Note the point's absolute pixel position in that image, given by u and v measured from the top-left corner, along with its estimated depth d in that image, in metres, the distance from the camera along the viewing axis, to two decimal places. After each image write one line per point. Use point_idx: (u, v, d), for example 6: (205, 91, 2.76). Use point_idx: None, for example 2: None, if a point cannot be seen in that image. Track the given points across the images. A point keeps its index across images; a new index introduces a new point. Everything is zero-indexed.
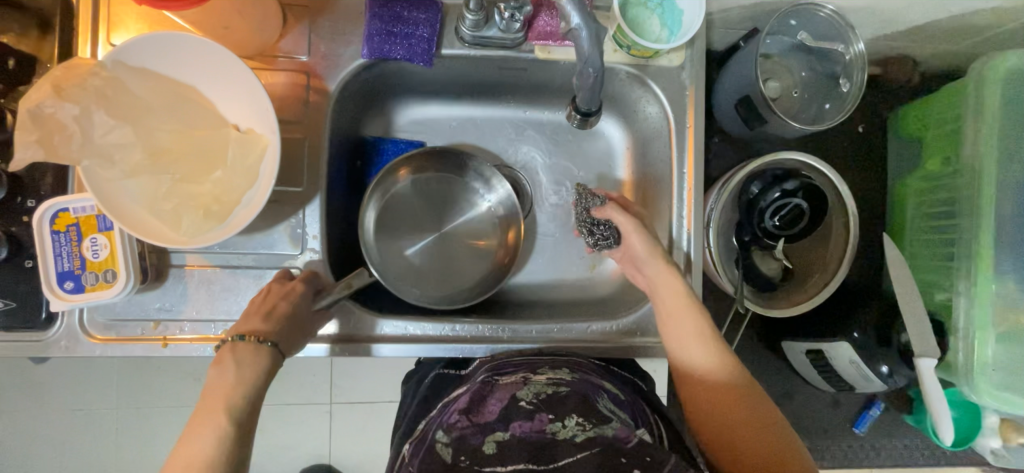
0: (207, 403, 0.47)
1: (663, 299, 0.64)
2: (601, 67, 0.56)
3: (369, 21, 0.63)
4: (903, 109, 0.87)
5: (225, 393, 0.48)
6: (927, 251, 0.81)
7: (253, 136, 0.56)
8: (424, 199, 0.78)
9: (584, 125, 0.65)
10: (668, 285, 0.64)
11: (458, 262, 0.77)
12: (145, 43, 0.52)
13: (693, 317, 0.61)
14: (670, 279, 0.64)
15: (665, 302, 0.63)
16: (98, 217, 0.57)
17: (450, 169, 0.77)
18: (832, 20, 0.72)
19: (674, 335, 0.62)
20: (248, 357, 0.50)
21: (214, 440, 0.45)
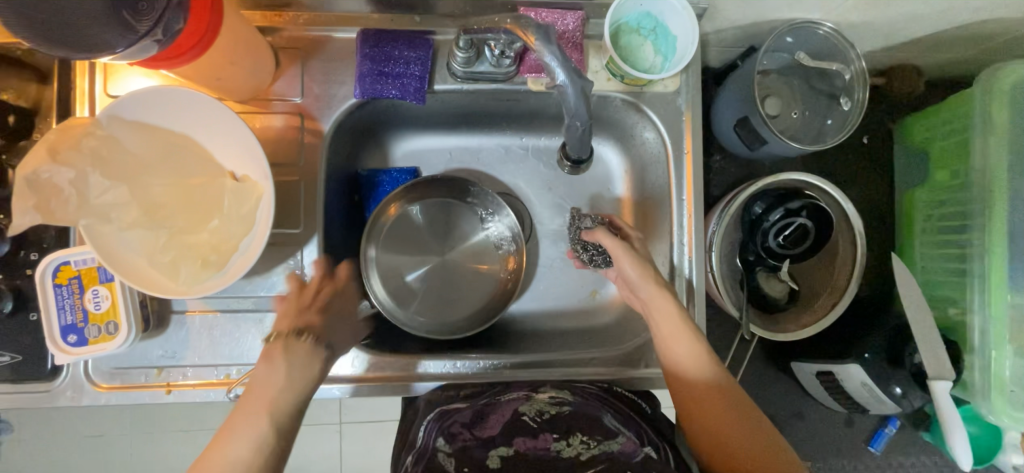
0: (256, 398, 0.50)
1: (656, 322, 0.62)
2: (587, 119, 0.56)
3: (360, 61, 0.63)
4: (909, 120, 0.85)
5: (267, 397, 0.50)
6: (938, 266, 0.79)
7: (248, 184, 0.57)
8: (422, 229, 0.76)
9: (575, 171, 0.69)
10: (660, 306, 0.62)
11: (460, 291, 0.76)
12: (138, 100, 0.53)
13: (686, 336, 0.60)
14: (660, 298, 0.62)
15: (658, 323, 0.62)
16: (98, 269, 0.58)
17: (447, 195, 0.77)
18: (831, 37, 0.70)
19: (665, 350, 0.61)
20: (299, 356, 0.53)
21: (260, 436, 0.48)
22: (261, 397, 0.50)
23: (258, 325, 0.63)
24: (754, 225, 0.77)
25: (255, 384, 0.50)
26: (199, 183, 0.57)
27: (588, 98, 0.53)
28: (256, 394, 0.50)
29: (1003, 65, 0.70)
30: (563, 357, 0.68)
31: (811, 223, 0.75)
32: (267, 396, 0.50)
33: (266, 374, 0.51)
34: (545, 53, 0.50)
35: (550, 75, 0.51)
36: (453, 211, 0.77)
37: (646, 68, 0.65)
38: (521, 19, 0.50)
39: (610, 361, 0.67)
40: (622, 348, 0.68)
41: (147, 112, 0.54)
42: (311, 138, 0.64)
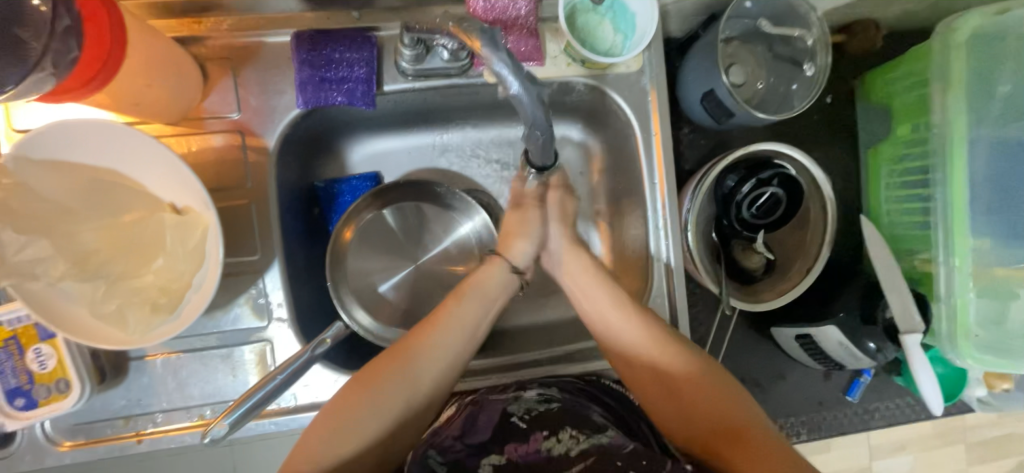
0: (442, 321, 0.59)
1: (588, 301, 0.63)
2: (549, 127, 0.50)
3: (298, 69, 0.58)
4: (871, 75, 0.85)
5: (427, 376, 0.56)
6: (904, 219, 0.80)
7: (191, 216, 0.52)
8: (388, 238, 0.72)
9: (541, 179, 0.61)
10: (592, 284, 0.63)
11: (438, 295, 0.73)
12: (50, 134, 0.47)
13: (613, 305, 0.61)
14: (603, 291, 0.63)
15: (597, 304, 0.62)
16: (36, 326, 0.54)
17: (416, 197, 0.72)
18: (791, 0, 0.68)
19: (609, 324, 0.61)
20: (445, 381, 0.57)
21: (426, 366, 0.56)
22: (421, 371, 0.56)
23: (226, 361, 0.59)
24: (727, 198, 0.76)
25: (422, 351, 0.56)
26: (137, 220, 0.53)
27: (546, 106, 0.47)
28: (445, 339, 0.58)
29: (959, 15, 0.70)
30: (550, 355, 0.66)
31: (782, 191, 0.74)
32: (426, 373, 0.56)
33: (439, 338, 0.58)
34: (494, 60, 0.43)
35: (500, 84, 0.45)
36: (422, 212, 0.73)
37: (607, 48, 0.61)
38: (464, 22, 0.44)
39: (594, 352, 0.66)
40: None
41: (61, 149, 0.49)
42: (257, 155, 0.59)
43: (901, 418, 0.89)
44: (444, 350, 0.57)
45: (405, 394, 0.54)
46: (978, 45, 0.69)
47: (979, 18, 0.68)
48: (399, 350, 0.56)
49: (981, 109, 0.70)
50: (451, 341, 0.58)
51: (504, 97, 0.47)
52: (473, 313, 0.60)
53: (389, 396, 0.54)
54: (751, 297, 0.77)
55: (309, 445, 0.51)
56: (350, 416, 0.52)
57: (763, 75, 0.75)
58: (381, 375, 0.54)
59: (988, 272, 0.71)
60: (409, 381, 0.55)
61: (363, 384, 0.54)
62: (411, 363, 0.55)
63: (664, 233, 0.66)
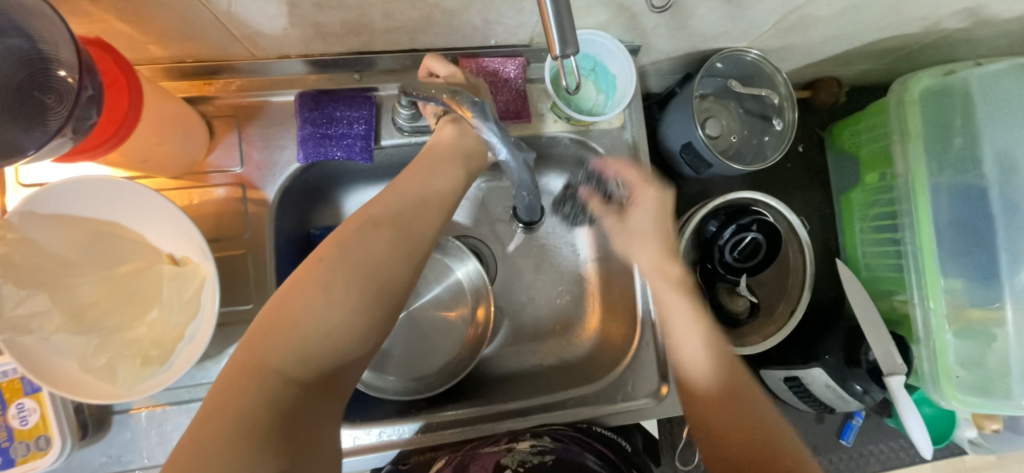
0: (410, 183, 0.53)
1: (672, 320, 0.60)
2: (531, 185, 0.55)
3: (300, 126, 0.61)
4: (835, 127, 0.92)
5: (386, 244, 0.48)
6: (880, 263, 0.83)
7: (188, 267, 0.53)
8: None
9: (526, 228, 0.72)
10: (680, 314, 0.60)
11: (429, 339, 0.74)
12: (61, 190, 0.49)
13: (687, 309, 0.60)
14: (701, 339, 0.58)
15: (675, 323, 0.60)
16: (23, 380, 0.52)
17: None
18: (759, 63, 0.73)
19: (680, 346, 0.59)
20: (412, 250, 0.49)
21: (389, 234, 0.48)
22: (356, 258, 0.46)
23: None
24: (710, 243, 0.79)
25: (380, 210, 0.49)
26: (135, 271, 0.55)
27: (531, 170, 0.51)
28: (402, 210, 0.50)
29: (911, 76, 0.76)
30: (542, 402, 0.66)
31: (762, 236, 0.77)
32: (382, 244, 0.48)
33: (395, 204, 0.50)
34: (484, 128, 0.47)
35: (489, 149, 0.49)
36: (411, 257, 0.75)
37: (590, 107, 0.66)
38: (457, 94, 0.48)
39: (590, 398, 0.67)
40: (600, 382, 0.68)
41: (66, 205, 0.50)
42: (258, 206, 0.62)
43: (896, 462, 0.89)
44: (408, 210, 0.50)
45: (355, 281, 0.45)
46: (930, 102, 0.75)
47: (927, 78, 0.74)
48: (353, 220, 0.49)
49: (942, 158, 0.74)
50: (415, 209, 0.51)
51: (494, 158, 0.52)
52: (440, 191, 0.53)
53: (336, 277, 0.45)
54: (739, 341, 0.78)
55: (265, 338, 0.42)
56: (296, 321, 0.43)
57: (737, 128, 0.80)
58: (308, 279, 0.45)
59: (962, 313, 0.73)
60: (344, 273, 0.45)
61: (295, 293, 0.44)
62: (350, 246, 0.47)
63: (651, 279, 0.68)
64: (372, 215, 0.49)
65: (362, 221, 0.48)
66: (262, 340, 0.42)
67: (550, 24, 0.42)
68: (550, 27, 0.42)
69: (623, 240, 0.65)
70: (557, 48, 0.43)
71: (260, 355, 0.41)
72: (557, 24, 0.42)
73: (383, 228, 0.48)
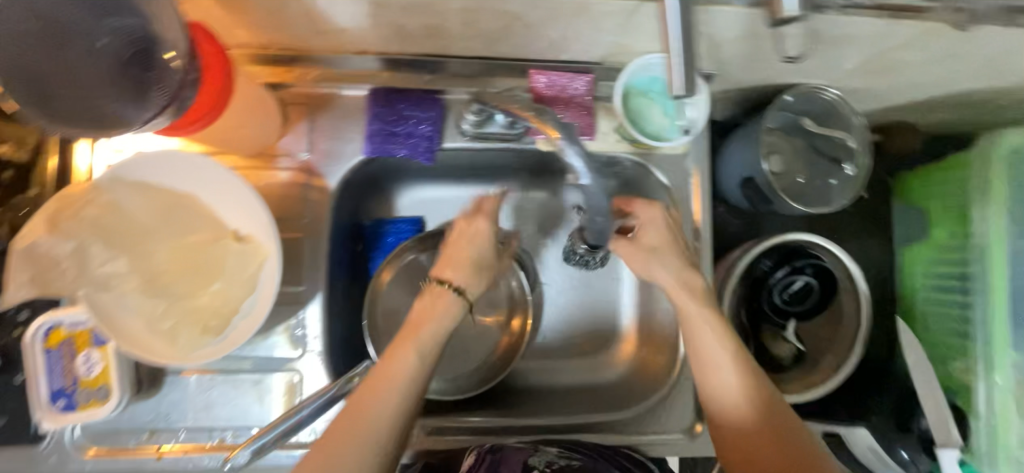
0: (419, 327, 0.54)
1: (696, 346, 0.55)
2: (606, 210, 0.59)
3: (369, 121, 0.63)
4: (906, 176, 0.86)
5: (402, 389, 0.50)
6: (942, 325, 0.78)
7: (253, 245, 0.55)
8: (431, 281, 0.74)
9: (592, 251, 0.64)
10: (714, 349, 0.54)
11: (462, 342, 0.74)
12: (151, 161, 0.53)
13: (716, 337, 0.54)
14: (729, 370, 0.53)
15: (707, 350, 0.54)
16: (92, 332, 0.56)
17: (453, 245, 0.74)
18: (834, 103, 0.71)
19: (717, 379, 0.54)
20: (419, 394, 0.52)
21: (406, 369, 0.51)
22: (407, 376, 0.51)
23: (256, 387, 0.61)
24: (761, 281, 0.76)
25: (396, 357, 0.52)
26: (200, 243, 0.56)
27: (608, 194, 0.56)
28: (411, 361, 0.52)
29: (999, 131, 0.70)
30: (571, 422, 0.66)
31: (814, 280, 0.75)
32: (398, 390, 0.50)
33: (409, 356, 0.52)
34: (570, 152, 0.51)
35: (573, 173, 0.53)
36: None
37: (654, 131, 0.64)
38: (543, 113, 0.52)
39: (620, 424, 0.66)
40: (632, 410, 0.66)
41: (151, 173, 0.54)
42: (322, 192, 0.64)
43: None
44: (421, 357, 0.53)
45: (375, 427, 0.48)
46: (1018, 161, 0.70)
47: (1017, 135, 0.69)
48: (374, 374, 0.51)
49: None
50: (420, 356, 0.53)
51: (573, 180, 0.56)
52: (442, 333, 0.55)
53: (357, 425, 0.48)
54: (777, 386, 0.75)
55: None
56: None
57: (801, 170, 0.75)
58: (364, 403, 0.49)
59: None
60: (395, 397, 0.50)
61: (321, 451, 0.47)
62: (371, 394, 0.49)
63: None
64: (390, 364, 0.51)
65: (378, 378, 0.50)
66: None
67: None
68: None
69: (640, 264, 0.60)
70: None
71: None
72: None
73: (401, 373, 0.51)
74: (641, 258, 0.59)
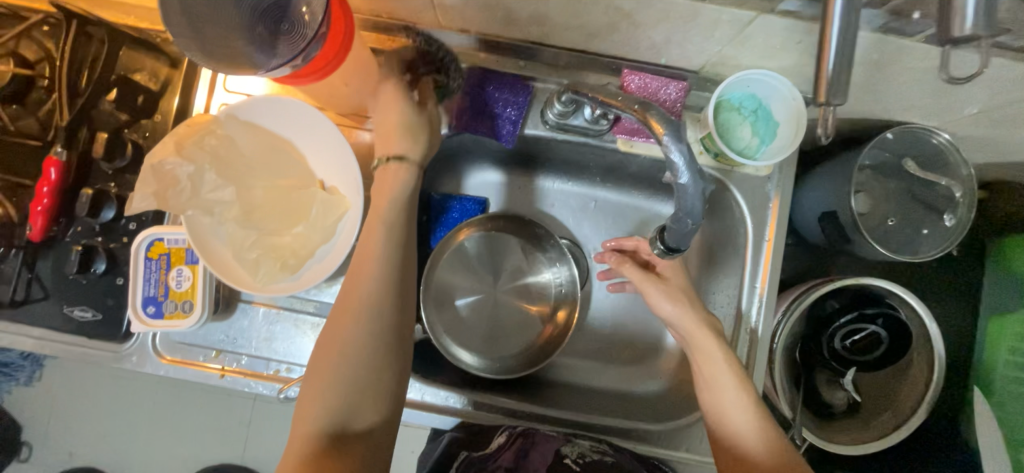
0: (375, 227, 0.56)
1: (713, 387, 0.58)
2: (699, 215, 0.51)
3: (461, 98, 0.65)
4: (1007, 239, 0.77)
5: (371, 303, 0.53)
6: (1018, 407, 0.70)
7: (338, 197, 0.59)
8: (490, 261, 0.76)
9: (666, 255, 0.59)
10: (730, 390, 0.57)
11: (505, 325, 0.75)
12: (266, 105, 0.58)
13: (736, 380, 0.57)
14: (746, 406, 0.56)
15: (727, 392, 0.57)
16: (187, 250, 0.62)
17: (514, 231, 0.76)
18: (944, 148, 0.67)
19: (724, 412, 0.57)
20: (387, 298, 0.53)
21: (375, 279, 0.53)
22: (375, 276, 0.53)
23: (313, 330, 0.64)
24: (821, 322, 0.73)
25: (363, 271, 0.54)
26: (292, 187, 0.60)
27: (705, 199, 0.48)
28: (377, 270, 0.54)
29: None
30: (605, 424, 0.65)
31: (885, 332, 0.70)
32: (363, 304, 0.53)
33: (372, 267, 0.54)
34: (673, 150, 0.45)
35: (670, 172, 0.46)
36: (509, 244, 0.76)
37: (741, 148, 0.63)
38: (650, 109, 0.46)
39: (652, 436, 0.64)
40: (666, 423, 0.65)
41: (263, 116, 0.59)
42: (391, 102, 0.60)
43: None
44: (382, 272, 0.54)
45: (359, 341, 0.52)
46: None
47: None
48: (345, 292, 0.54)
49: None
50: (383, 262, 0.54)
51: (665, 181, 0.49)
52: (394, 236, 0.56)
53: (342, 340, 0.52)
54: (825, 435, 0.72)
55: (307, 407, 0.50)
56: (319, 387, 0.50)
57: (893, 211, 0.70)
58: (339, 332, 0.52)
59: None
60: (364, 319, 0.52)
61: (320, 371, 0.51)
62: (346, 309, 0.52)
63: (744, 340, 0.66)
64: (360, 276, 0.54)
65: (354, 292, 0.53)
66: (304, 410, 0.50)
67: (831, 51, 0.46)
68: (823, 78, 0.49)
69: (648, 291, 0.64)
70: (826, 93, 0.50)
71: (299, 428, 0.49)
72: (835, 67, 0.48)
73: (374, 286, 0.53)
74: (681, 299, 0.62)
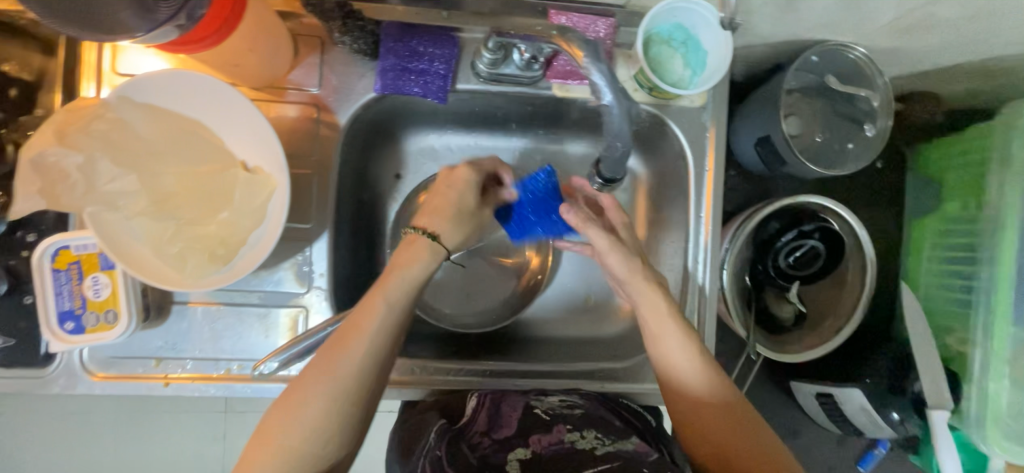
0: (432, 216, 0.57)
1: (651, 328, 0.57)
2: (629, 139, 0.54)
3: (383, 56, 0.61)
4: (926, 148, 0.83)
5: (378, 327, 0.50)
6: (941, 294, 0.77)
7: (261, 176, 0.55)
8: None
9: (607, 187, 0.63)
10: (673, 343, 0.56)
11: (481, 282, 0.76)
12: (154, 79, 0.51)
13: (670, 316, 0.57)
14: (680, 342, 0.56)
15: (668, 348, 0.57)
16: (99, 256, 0.56)
17: None
18: (862, 63, 0.69)
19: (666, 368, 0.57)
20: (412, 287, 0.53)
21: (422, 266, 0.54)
22: (370, 343, 0.50)
23: (262, 321, 0.61)
24: (766, 244, 0.76)
25: (387, 288, 0.52)
26: (208, 173, 0.55)
27: (631, 120, 0.52)
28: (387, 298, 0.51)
29: None
30: (570, 369, 0.66)
31: (822, 245, 0.74)
32: (369, 332, 0.50)
33: (391, 293, 0.51)
34: (593, 71, 0.47)
35: (594, 94, 0.49)
36: None
37: (674, 81, 0.63)
38: (567, 32, 0.48)
39: (616, 374, 0.66)
40: (631, 360, 0.67)
41: (158, 95, 0.52)
42: (457, 180, 0.59)
43: None
44: (402, 294, 0.52)
45: (351, 371, 0.49)
46: None
47: None
48: (355, 314, 0.51)
49: None
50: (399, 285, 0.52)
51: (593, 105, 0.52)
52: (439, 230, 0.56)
53: (341, 362, 0.49)
54: (777, 346, 0.77)
55: (278, 417, 0.47)
56: (299, 400, 0.47)
57: (821, 128, 0.74)
58: (338, 351, 0.49)
59: None
60: (370, 341, 0.50)
61: (309, 385, 0.48)
62: (351, 335, 0.50)
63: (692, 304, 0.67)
64: (374, 303, 0.51)
65: (365, 318, 0.50)
66: (280, 415, 0.47)
67: None
68: None
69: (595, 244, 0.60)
70: None
71: (271, 433, 0.47)
72: None
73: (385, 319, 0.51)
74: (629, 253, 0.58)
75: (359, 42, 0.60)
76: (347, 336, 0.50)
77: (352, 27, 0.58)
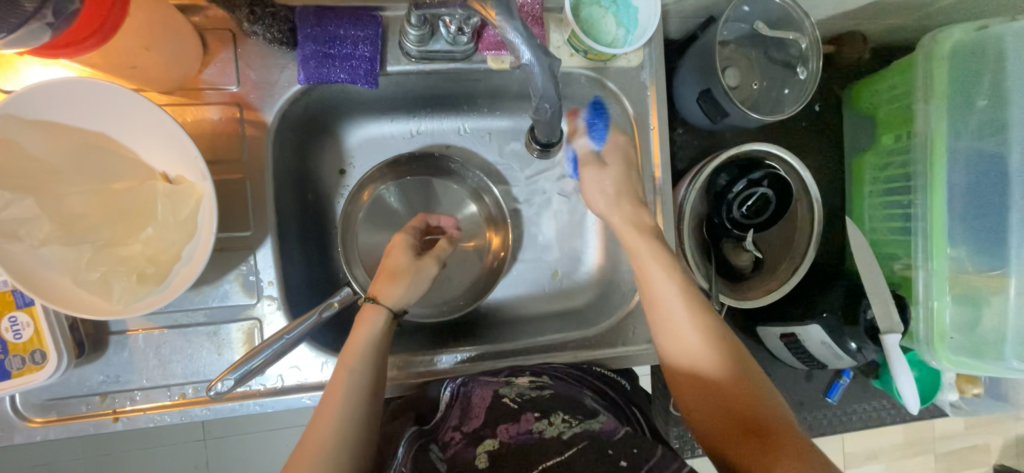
0: (383, 275, 0.61)
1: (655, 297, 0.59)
2: (556, 100, 0.53)
3: (301, 44, 0.57)
4: (855, 86, 0.86)
5: (351, 397, 0.52)
6: (885, 225, 0.80)
7: (184, 186, 0.51)
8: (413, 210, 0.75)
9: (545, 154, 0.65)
10: (676, 316, 0.58)
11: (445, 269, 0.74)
12: (41, 90, 0.45)
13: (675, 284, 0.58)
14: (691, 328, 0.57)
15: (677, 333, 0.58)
16: (14, 293, 0.52)
17: (428, 173, 0.75)
18: (788, 7, 0.70)
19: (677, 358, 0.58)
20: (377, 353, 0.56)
21: (377, 331, 0.56)
22: (345, 413, 0.51)
23: (212, 339, 0.58)
24: (720, 196, 0.77)
25: (350, 358, 0.54)
26: (126, 189, 0.52)
27: (556, 78, 0.49)
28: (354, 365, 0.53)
29: (942, 29, 0.70)
30: (542, 344, 0.67)
31: (771, 192, 0.76)
32: (343, 403, 0.51)
33: (357, 362, 0.54)
34: (508, 29, 0.45)
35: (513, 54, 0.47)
36: (432, 188, 0.76)
37: (609, 41, 0.62)
38: None
39: (586, 342, 0.67)
40: (601, 326, 0.68)
41: (51, 109, 0.47)
42: (392, 248, 0.64)
43: (876, 419, 0.93)
44: (367, 362, 0.54)
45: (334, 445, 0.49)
46: (962, 57, 0.70)
47: (959, 31, 0.68)
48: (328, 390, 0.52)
49: (960, 102, 0.70)
50: (363, 356, 0.54)
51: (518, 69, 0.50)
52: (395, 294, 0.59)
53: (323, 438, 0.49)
54: (740, 294, 0.79)
55: None
56: None
57: (757, 77, 0.75)
58: (314, 432, 0.50)
59: (962, 279, 0.71)
60: (343, 412, 0.51)
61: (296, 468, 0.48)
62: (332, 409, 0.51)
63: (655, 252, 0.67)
64: (342, 376, 0.53)
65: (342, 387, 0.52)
66: None
67: None
68: None
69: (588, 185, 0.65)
70: None
71: None
72: None
73: (353, 386, 0.52)
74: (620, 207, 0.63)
75: (275, 32, 0.56)
76: (324, 411, 0.51)
77: (262, 14, 0.54)
